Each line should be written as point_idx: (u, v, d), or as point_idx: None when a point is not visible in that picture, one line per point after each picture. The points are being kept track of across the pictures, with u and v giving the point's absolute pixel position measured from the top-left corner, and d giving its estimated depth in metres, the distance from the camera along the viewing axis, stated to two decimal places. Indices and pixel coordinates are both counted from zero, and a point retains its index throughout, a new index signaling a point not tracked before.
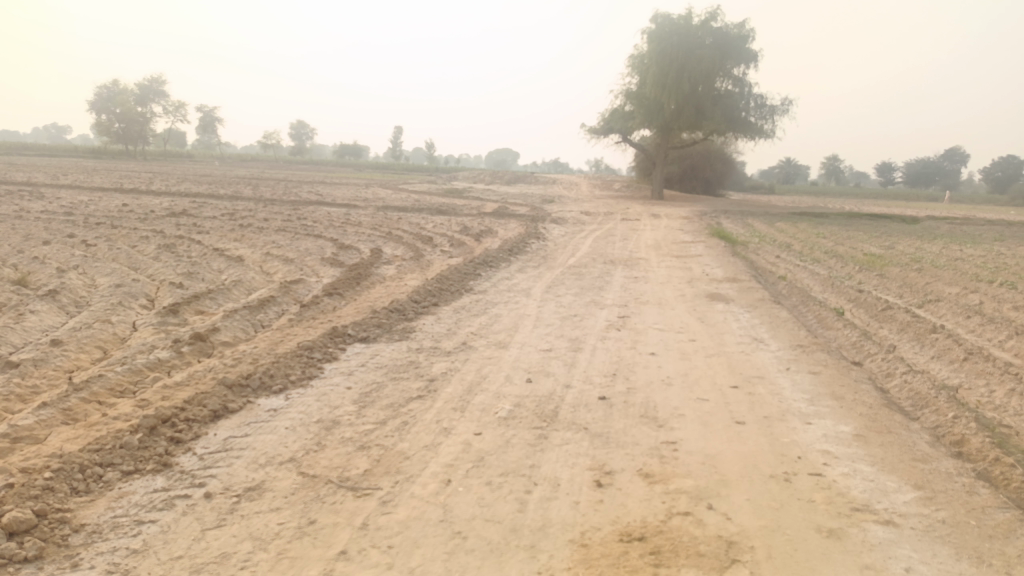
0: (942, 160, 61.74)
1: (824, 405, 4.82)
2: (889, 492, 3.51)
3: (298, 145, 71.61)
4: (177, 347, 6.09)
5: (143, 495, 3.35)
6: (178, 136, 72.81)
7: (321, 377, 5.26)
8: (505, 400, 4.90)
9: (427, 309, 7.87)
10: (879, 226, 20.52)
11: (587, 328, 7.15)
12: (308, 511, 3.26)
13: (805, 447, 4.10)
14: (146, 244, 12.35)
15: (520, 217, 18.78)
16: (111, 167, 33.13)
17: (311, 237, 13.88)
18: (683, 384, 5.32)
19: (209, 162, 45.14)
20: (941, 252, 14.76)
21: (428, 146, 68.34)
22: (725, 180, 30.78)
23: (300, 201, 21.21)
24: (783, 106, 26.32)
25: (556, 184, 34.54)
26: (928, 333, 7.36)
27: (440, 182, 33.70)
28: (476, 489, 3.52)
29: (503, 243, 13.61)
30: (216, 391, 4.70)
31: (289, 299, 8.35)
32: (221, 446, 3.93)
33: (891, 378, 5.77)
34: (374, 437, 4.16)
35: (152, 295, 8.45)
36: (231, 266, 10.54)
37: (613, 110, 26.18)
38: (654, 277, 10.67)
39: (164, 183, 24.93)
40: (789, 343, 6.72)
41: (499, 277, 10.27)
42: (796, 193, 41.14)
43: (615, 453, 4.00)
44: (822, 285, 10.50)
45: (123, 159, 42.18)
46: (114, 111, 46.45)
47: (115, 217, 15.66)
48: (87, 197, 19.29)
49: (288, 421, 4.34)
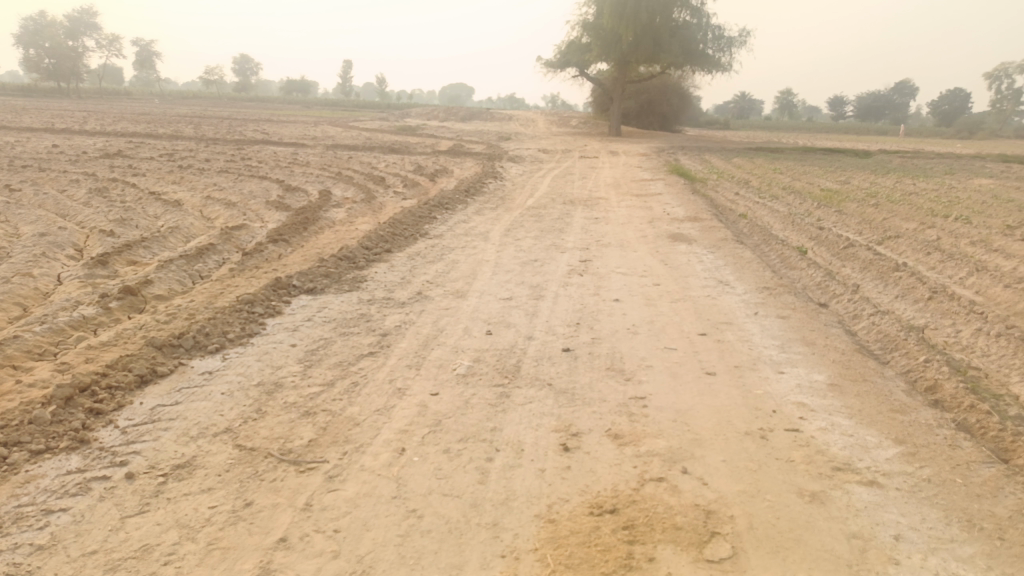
0: (892, 94, 62.25)
1: (796, 352, 4.63)
2: (870, 449, 3.34)
3: (242, 81, 68.67)
4: (103, 302, 5.59)
5: (54, 479, 2.97)
6: (114, 72, 69.18)
7: (263, 334, 4.85)
8: (464, 355, 4.59)
9: (379, 255, 7.44)
10: (834, 161, 20.50)
11: (548, 274, 6.83)
12: (245, 492, 2.92)
13: (780, 398, 3.90)
14: (75, 188, 11.51)
15: (476, 155, 18.22)
16: (43, 105, 31.12)
17: (256, 179, 13.17)
18: (650, 332, 5.08)
19: (149, 100, 42.82)
20: (896, 187, 14.78)
21: (379, 83, 66.13)
22: (681, 116, 30.42)
23: (245, 140, 20.22)
24: (740, 39, 25.85)
25: (511, 120, 33.74)
26: (892, 271, 7.23)
27: (393, 119, 32.57)
28: (432, 458, 3.23)
29: (459, 183, 13.12)
30: (143, 354, 4.26)
31: (231, 247, 7.81)
32: (148, 417, 3.54)
33: (859, 320, 5.62)
34: (320, 401, 3.81)
35: (80, 245, 7.84)
36: (169, 211, 9.89)
37: (570, 43, 25.37)
38: (614, 218, 10.40)
39: (99, 121, 23.49)
40: (756, 285, 6.50)
41: (455, 219, 9.85)
42: (749, 128, 41.10)
43: (582, 411, 3.74)
44: (782, 223, 10.34)
45: (55, 97, 39.80)
46: (43, 46, 43.49)
47: (42, 159, 14.62)
48: (13, 138, 18.05)
49: (224, 386, 3.96)
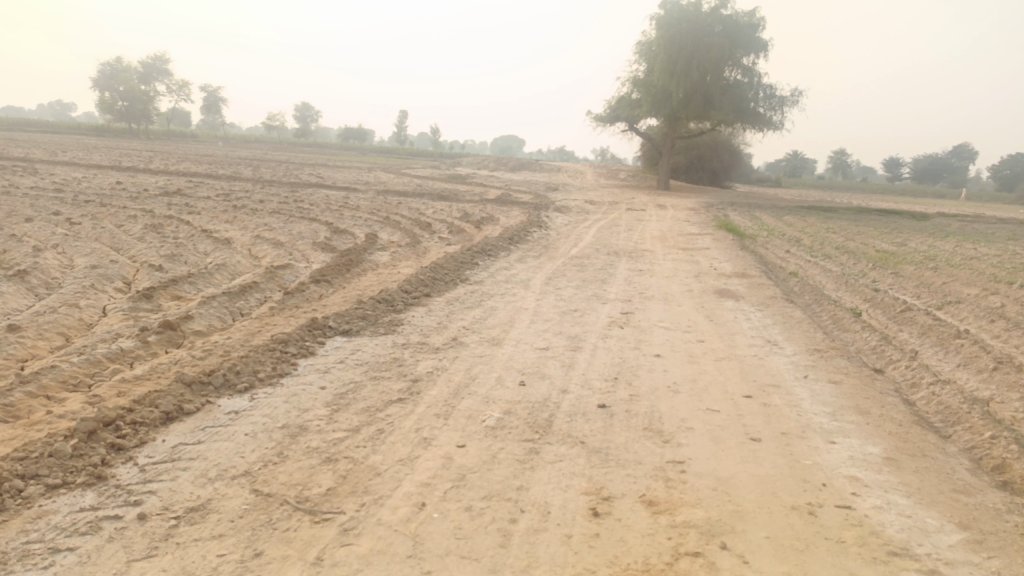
0: (950, 157, 60.99)
1: (848, 421, 4.34)
2: (930, 533, 3.05)
3: (302, 127, 71.08)
4: (142, 336, 5.62)
5: (65, 516, 2.89)
6: (181, 115, 72.46)
7: (293, 375, 4.78)
8: (495, 406, 4.42)
9: (418, 299, 7.39)
10: (890, 222, 19.97)
11: (588, 325, 6.67)
12: (255, 541, 2.80)
13: (830, 471, 3.63)
14: (132, 223, 11.85)
15: (523, 205, 18.28)
16: (113, 145, 32.56)
17: (306, 220, 13.40)
18: (692, 391, 4.84)
19: (212, 142, 44.52)
20: (955, 250, 14.26)
21: (432, 132, 67.65)
22: (732, 172, 30.21)
23: (299, 183, 20.73)
24: (794, 97, 25.69)
25: (560, 172, 34.02)
26: (952, 338, 6.84)
27: (443, 167, 33.13)
28: (454, 516, 3.06)
29: (504, 231, 13.12)
30: (172, 390, 4.21)
31: (273, 286, 7.86)
32: (168, 455, 3.47)
33: (917, 389, 5.29)
34: (343, 447, 3.69)
35: (129, 278, 7.99)
36: (218, 249, 10.08)
37: (621, 98, 25.57)
38: (659, 271, 10.21)
39: (163, 161, 24.42)
40: (806, 346, 6.22)
41: (497, 267, 9.79)
42: (801, 187, 40.60)
43: (615, 473, 3.54)
44: (835, 283, 9.99)
45: (124, 138, 41.67)
46: (118, 89, 45.77)
47: (105, 195, 15.19)
48: (81, 174, 18.82)
49: (249, 426, 3.88)
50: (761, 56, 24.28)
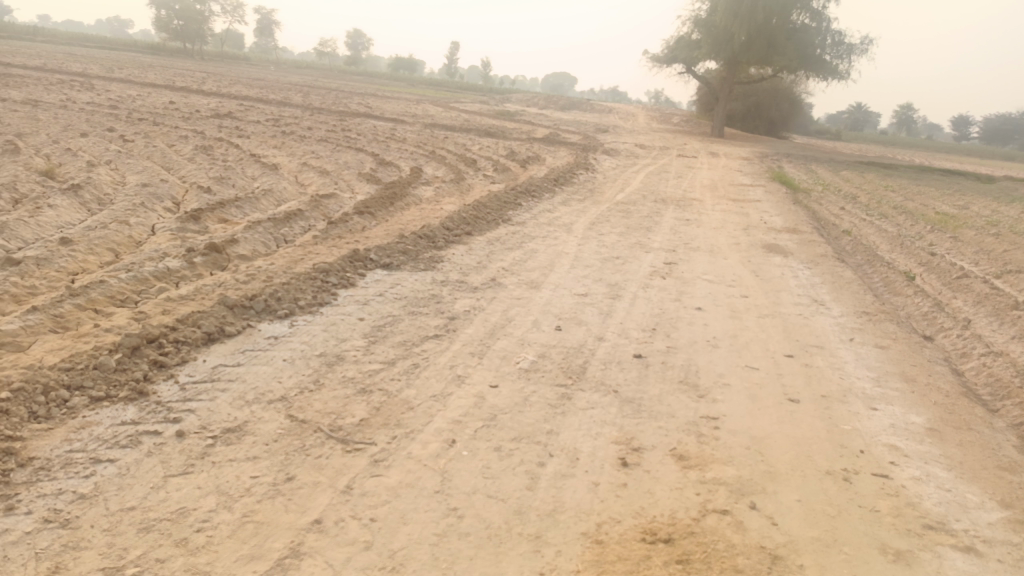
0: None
1: (892, 388, 4.22)
2: (968, 508, 2.98)
3: (353, 55, 70.53)
4: (188, 257, 5.71)
5: (108, 428, 2.99)
6: (235, 38, 72.42)
7: (333, 304, 4.82)
8: (530, 349, 4.41)
9: (460, 237, 7.36)
10: (953, 183, 19.11)
11: (629, 273, 6.57)
12: (288, 465, 2.86)
13: (868, 437, 3.55)
14: (183, 144, 11.98)
15: (571, 145, 17.97)
16: (169, 64, 32.80)
17: (352, 150, 13.38)
18: (731, 347, 4.76)
19: (264, 66, 44.52)
20: (1020, 217, 13.61)
21: (483, 66, 66.53)
22: (790, 123, 29.12)
23: (347, 111, 20.66)
24: (863, 46, 24.43)
25: (611, 113, 33.23)
26: (1009, 308, 6.56)
27: (493, 103, 32.66)
28: (483, 455, 3.08)
29: (550, 172, 12.93)
30: (214, 311, 4.28)
31: (318, 215, 7.89)
32: (208, 375, 3.55)
33: (967, 360, 5.10)
34: (378, 380, 3.72)
35: (178, 199, 8.10)
36: (265, 174, 10.14)
37: (680, 38, 24.61)
38: (706, 221, 9.98)
39: (216, 82, 24.52)
40: (853, 308, 6.03)
41: (540, 208, 9.67)
42: (861, 141, 39.03)
43: (647, 425, 3.51)
44: (889, 244, 9.64)
45: (180, 57, 41.90)
46: (174, 8, 45.82)
47: (158, 114, 15.35)
48: (136, 92, 19.04)
49: (287, 352, 3.94)
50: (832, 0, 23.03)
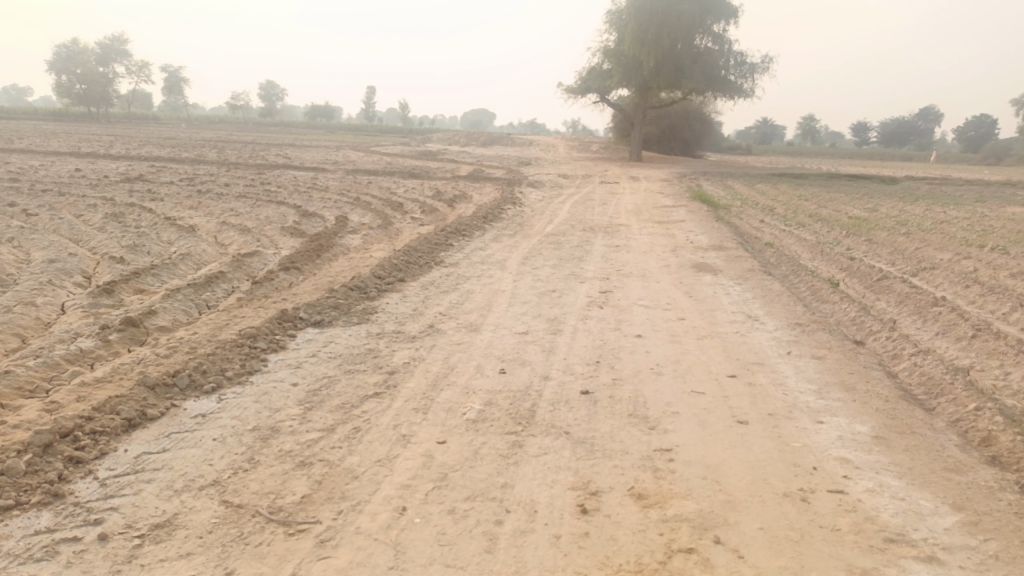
0: (916, 120, 61.52)
1: (835, 399, 4.27)
2: (925, 516, 2.99)
3: (267, 106, 69.72)
4: (103, 335, 5.36)
5: (19, 541, 2.71)
6: (142, 98, 70.63)
7: (264, 371, 4.59)
8: (475, 397, 4.28)
9: (392, 285, 7.19)
10: (860, 187, 20.06)
11: (567, 306, 6.53)
12: (226, 559, 2.64)
13: (819, 453, 3.56)
14: (93, 212, 11.45)
15: (496, 180, 18.07)
16: (72, 130, 31.59)
17: (273, 204, 13.06)
18: (675, 373, 4.74)
19: (176, 125, 43.47)
20: (925, 215, 14.34)
21: (401, 109, 66.76)
22: (703, 142, 30.16)
23: (266, 164, 20.28)
24: (763, 65, 25.60)
25: (532, 145, 33.74)
26: (930, 305, 6.80)
27: (414, 144, 32.73)
28: (436, 520, 2.92)
29: (477, 209, 12.92)
30: (134, 393, 4.00)
31: (242, 275, 7.61)
32: (131, 466, 3.28)
33: (899, 361, 5.23)
34: (318, 449, 3.52)
35: (90, 272, 7.68)
36: (183, 237, 9.75)
37: (591, 69, 25.23)
38: (636, 246, 10.11)
39: (125, 145, 23.73)
40: (787, 321, 6.14)
41: (471, 247, 9.61)
42: (771, 154, 40.71)
43: (602, 465, 3.42)
44: (810, 253, 9.95)
45: (85, 122, 40.46)
46: (75, 72, 44.37)
47: (63, 183, 14.68)
48: (39, 162, 18.22)
49: (217, 430, 3.70)
50: (730, 24, 24.09)
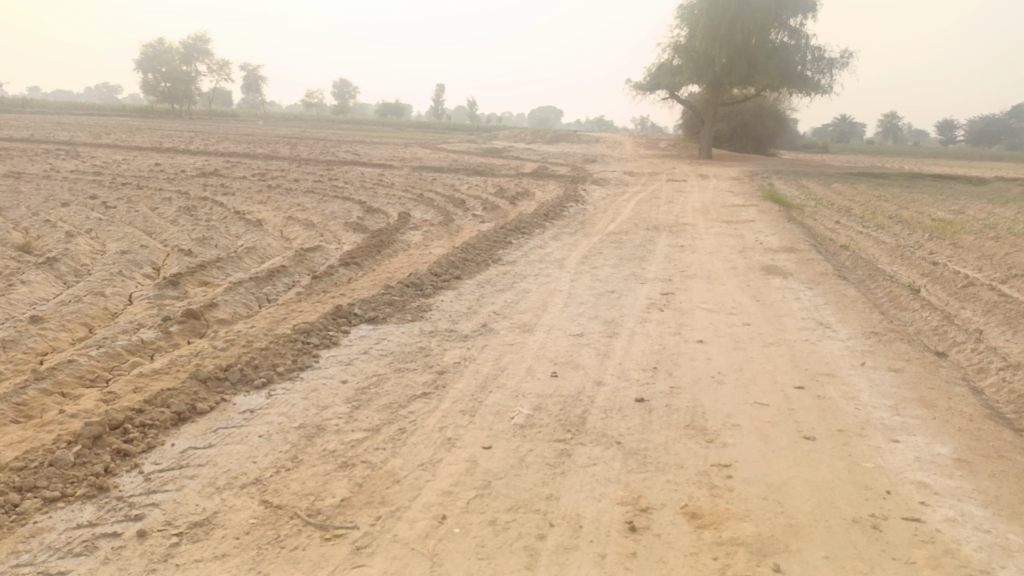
0: (1007, 118, 58.15)
1: (912, 416, 3.95)
2: (1015, 553, 2.70)
3: (339, 103, 71.34)
4: (164, 326, 5.46)
5: (61, 534, 2.73)
6: (222, 95, 73.37)
7: (314, 367, 4.57)
8: (525, 401, 4.14)
9: (449, 283, 7.12)
10: (944, 188, 19.01)
11: (625, 308, 6.33)
12: (260, 562, 2.59)
13: (894, 475, 3.27)
14: (167, 206, 11.83)
15: (560, 178, 17.91)
16: (156, 126, 32.99)
17: (339, 199, 13.23)
18: (737, 382, 4.49)
19: (253, 121, 44.91)
20: (1016, 218, 13.44)
21: (470, 106, 67.15)
22: (776, 139, 29.19)
23: (335, 160, 20.64)
24: (842, 60, 24.57)
25: (598, 142, 33.40)
26: (1022, 316, 6.30)
27: (480, 141, 32.83)
28: (475, 531, 2.80)
29: (539, 207, 12.79)
30: (186, 387, 4.03)
31: (302, 270, 7.67)
32: (176, 461, 3.29)
33: (986, 376, 4.83)
34: (362, 450, 3.45)
35: (159, 264, 7.89)
36: (250, 231, 9.95)
37: (660, 65, 24.70)
38: (701, 246, 9.78)
39: (202, 141, 24.58)
40: (861, 329, 5.77)
41: (531, 245, 9.48)
42: (847, 152, 39.12)
43: (654, 480, 3.24)
44: (889, 256, 9.41)
45: (169, 119, 42.20)
46: (160, 71, 46.38)
47: (143, 177, 15.26)
48: (122, 156, 19.01)
49: (263, 427, 3.68)
50: (808, 17, 23.20)
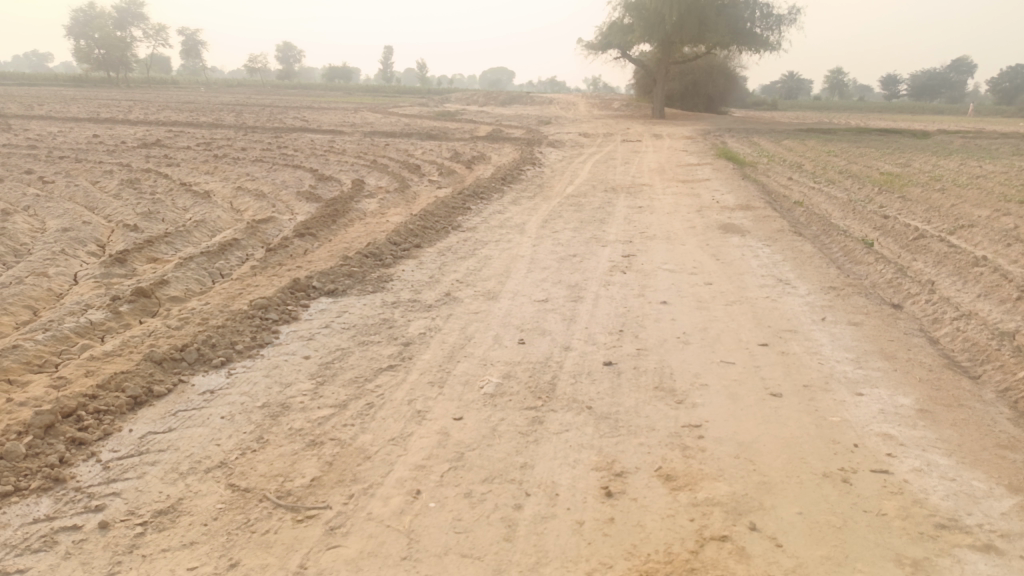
0: (948, 71, 59.41)
1: (874, 369, 4.03)
2: (979, 499, 2.78)
3: (284, 68, 69.22)
4: (114, 307, 5.24)
5: (16, 530, 2.60)
6: (161, 62, 70.58)
7: (275, 344, 4.44)
8: (494, 370, 4.09)
9: (408, 251, 6.99)
10: (890, 142, 19.40)
11: (588, 271, 6.30)
12: (232, 548, 2.51)
13: (860, 428, 3.34)
14: (109, 179, 11.34)
15: (515, 140, 17.71)
16: (91, 95, 31.55)
17: (289, 168, 12.87)
18: (703, 342, 4.52)
19: (194, 89, 43.32)
20: (959, 169, 13.78)
21: (419, 69, 65.86)
22: (728, 97, 29.33)
23: (283, 128, 20.05)
24: (790, 16, 24.69)
25: (552, 104, 33.15)
26: (971, 265, 6.46)
27: (432, 105, 32.28)
28: (452, 505, 2.76)
29: (496, 170, 12.64)
30: (141, 369, 3.87)
31: (255, 243, 7.44)
32: (136, 448, 3.17)
33: (940, 326, 4.95)
34: (329, 427, 3.37)
35: (103, 241, 7.57)
36: (198, 203, 9.60)
37: (612, 24, 24.48)
38: (659, 206, 9.80)
39: (143, 111, 23.60)
40: (820, 285, 5.85)
41: (490, 210, 9.37)
42: (796, 109, 39.60)
43: (627, 443, 3.24)
44: (841, 211, 9.56)
45: (105, 87, 40.40)
46: (93, 37, 44.22)
47: (81, 150, 14.59)
48: (57, 129, 18.14)
49: (226, 408, 3.56)
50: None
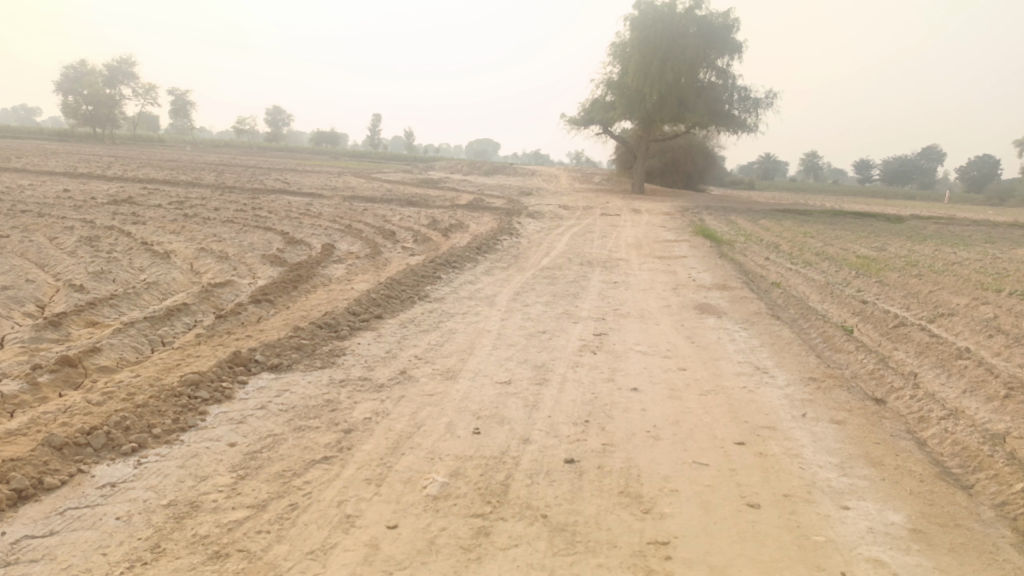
0: (919, 159, 61.25)
1: (860, 477, 3.65)
2: None
3: (272, 131, 69.92)
4: (31, 377, 4.75)
5: None
6: (150, 120, 71.12)
7: (200, 428, 3.98)
8: (441, 466, 3.65)
9: (367, 323, 6.59)
10: (866, 225, 19.55)
11: (556, 351, 5.92)
12: None
13: (847, 552, 2.94)
14: (67, 236, 10.89)
15: (495, 210, 17.58)
16: (73, 151, 31.23)
17: (260, 230, 12.55)
18: (675, 439, 4.12)
19: (181, 147, 43.32)
20: (935, 255, 13.78)
21: (407, 135, 66.83)
22: (707, 175, 29.74)
23: (261, 188, 19.82)
24: (767, 100, 25.33)
25: (534, 175, 33.47)
26: (954, 357, 6.19)
27: (417, 171, 32.38)
28: None
29: (472, 239, 12.40)
30: (36, 456, 3.38)
31: (206, 308, 7.00)
32: (2, 557, 2.68)
33: (927, 426, 4.60)
34: (240, 534, 2.91)
35: (44, 300, 7.10)
36: (156, 264, 9.18)
37: (594, 100, 24.90)
38: (635, 282, 9.55)
39: (121, 167, 23.31)
40: (799, 375, 5.52)
41: (461, 280, 9.04)
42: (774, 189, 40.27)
43: (583, 564, 2.81)
44: (820, 294, 9.35)
45: (90, 143, 40.20)
46: (81, 93, 44.20)
47: (47, 204, 14.16)
48: (29, 182, 17.72)
49: (126, 506, 3.09)
50: (735, 58, 23.82)
